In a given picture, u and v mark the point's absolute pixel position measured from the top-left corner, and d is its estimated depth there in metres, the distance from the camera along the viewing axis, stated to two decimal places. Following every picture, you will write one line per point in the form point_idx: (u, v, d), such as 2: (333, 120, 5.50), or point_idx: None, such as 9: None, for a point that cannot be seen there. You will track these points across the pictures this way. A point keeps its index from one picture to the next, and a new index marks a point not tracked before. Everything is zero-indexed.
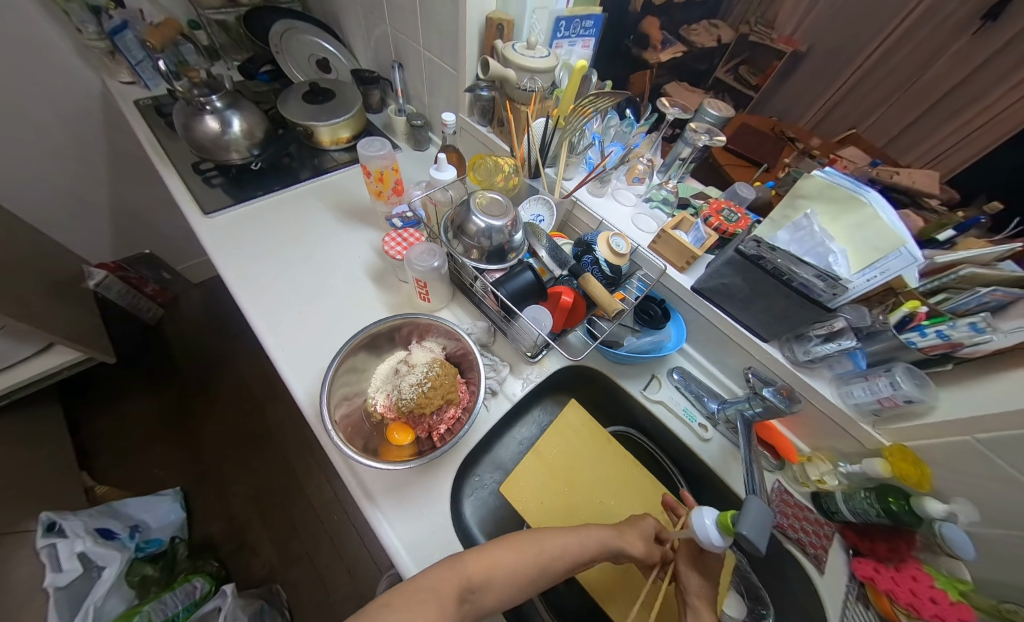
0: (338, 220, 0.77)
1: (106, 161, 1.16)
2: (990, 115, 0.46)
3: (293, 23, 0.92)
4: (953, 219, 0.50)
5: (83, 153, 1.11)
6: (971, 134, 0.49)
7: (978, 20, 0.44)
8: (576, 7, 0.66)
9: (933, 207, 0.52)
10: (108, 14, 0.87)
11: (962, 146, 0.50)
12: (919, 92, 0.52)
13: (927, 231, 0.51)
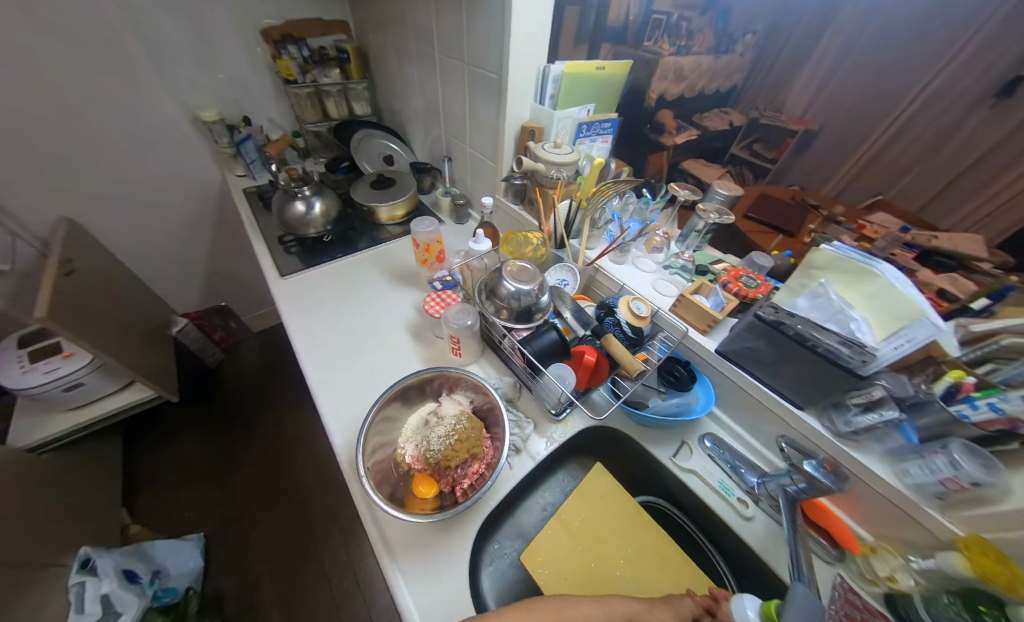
0: (387, 282, 0.88)
1: (210, 232, 1.42)
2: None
3: (369, 131, 1.18)
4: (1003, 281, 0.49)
5: (195, 227, 1.38)
6: (1011, 197, 0.49)
7: (991, 99, 0.47)
8: (595, 115, 0.81)
9: (986, 270, 0.51)
10: (239, 131, 1.17)
11: (1003, 211, 0.51)
12: (942, 163, 0.54)
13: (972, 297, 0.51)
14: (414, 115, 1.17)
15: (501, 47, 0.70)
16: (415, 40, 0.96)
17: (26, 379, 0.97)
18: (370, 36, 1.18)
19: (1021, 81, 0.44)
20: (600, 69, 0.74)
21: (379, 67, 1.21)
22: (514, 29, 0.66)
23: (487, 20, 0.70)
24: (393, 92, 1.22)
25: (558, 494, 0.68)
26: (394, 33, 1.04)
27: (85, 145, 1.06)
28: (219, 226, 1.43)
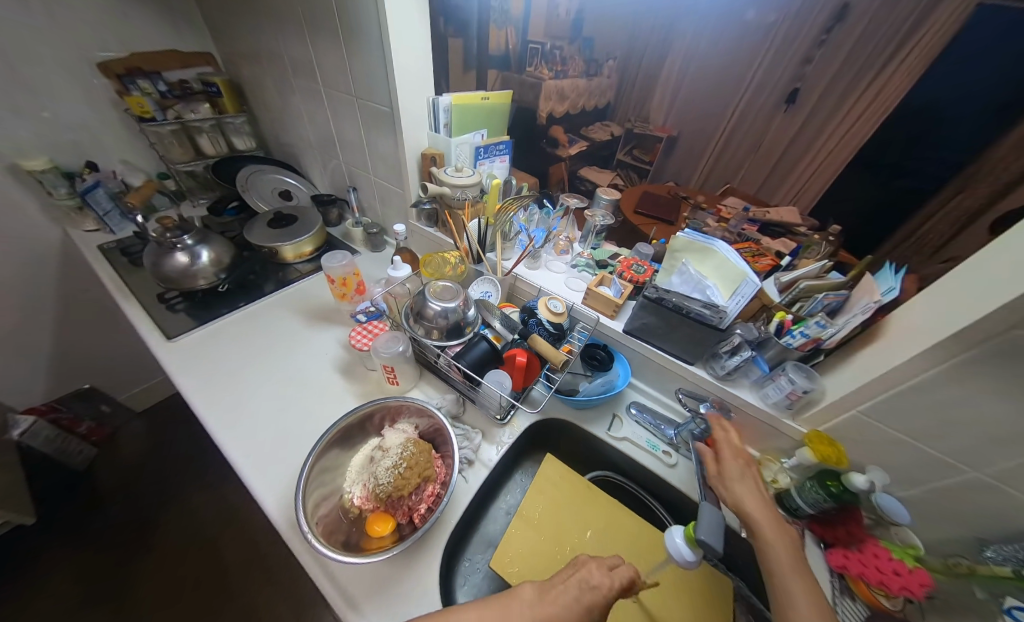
0: (304, 324, 0.83)
1: (54, 301, 1.15)
2: (811, 163, 0.76)
3: (257, 167, 1.10)
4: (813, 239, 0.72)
5: (30, 299, 1.10)
6: (806, 175, 0.78)
7: (783, 108, 0.74)
8: (489, 138, 0.89)
9: (803, 232, 0.75)
10: (81, 179, 0.98)
11: (804, 185, 0.79)
12: (764, 154, 0.81)
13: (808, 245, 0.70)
14: (308, 147, 1.12)
15: (388, 82, 0.73)
16: (295, 73, 0.94)
17: None
18: (242, 67, 1.10)
19: (795, 94, 0.71)
20: (486, 100, 0.82)
21: (259, 99, 1.14)
22: (397, 66, 0.70)
23: (369, 56, 0.72)
24: (280, 125, 1.15)
25: (519, 493, 0.72)
26: (270, 66, 1.00)
27: None
28: (67, 293, 1.16)
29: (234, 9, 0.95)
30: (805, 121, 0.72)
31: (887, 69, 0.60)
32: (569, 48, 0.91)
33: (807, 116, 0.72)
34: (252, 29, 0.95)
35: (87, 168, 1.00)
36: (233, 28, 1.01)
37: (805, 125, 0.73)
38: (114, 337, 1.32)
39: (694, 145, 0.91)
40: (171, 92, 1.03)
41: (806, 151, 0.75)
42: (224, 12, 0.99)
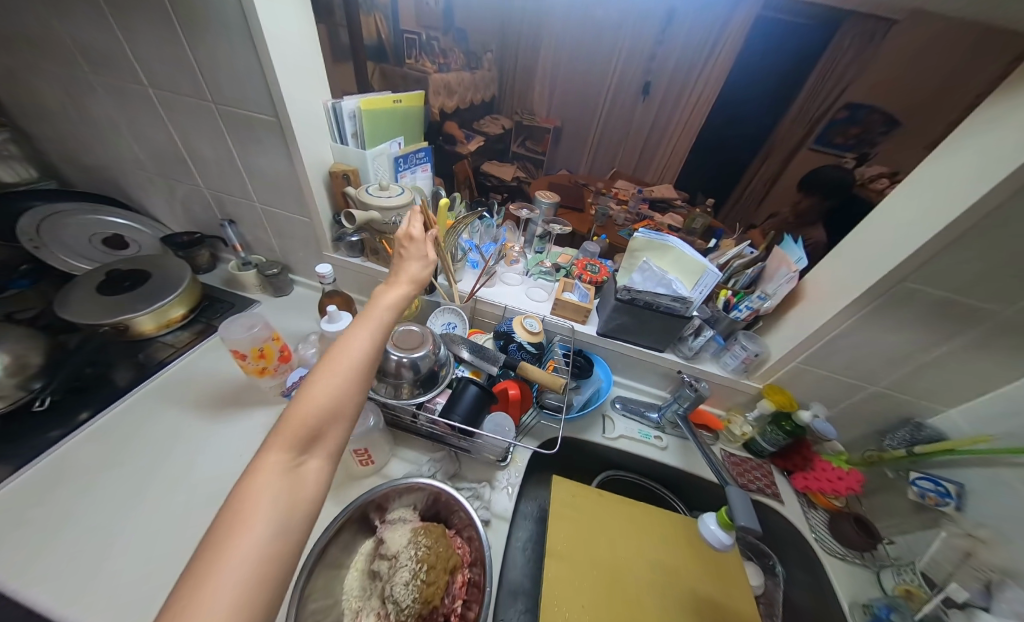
0: (204, 417, 0.60)
1: None
2: (673, 145, 0.82)
3: (52, 207, 0.74)
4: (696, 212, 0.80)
5: None
6: (670, 154, 0.84)
7: (640, 96, 0.80)
8: (407, 147, 0.77)
9: (680, 205, 0.83)
10: None
11: (670, 161, 0.85)
12: (633, 139, 0.86)
13: (687, 222, 0.80)
14: (138, 169, 0.80)
15: (269, 85, 0.56)
16: (98, 69, 0.65)
17: None
18: None
19: (648, 85, 0.78)
20: (398, 103, 0.70)
21: (29, 108, 0.77)
22: (281, 65, 0.54)
23: (233, 49, 0.54)
24: (78, 139, 0.79)
25: (528, 523, 0.67)
26: (42, 55, 0.67)
27: None
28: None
29: None
30: (659, 109, 0.79)
31: (704, 68, 0.71)
32: (446, 40, 0.87)
33: (659, 106, 0.79)
34: None
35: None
36: None
37: (659, 113, 0.80)
38: None
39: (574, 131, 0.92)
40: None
41: (666, 135, 0.82)
42: None
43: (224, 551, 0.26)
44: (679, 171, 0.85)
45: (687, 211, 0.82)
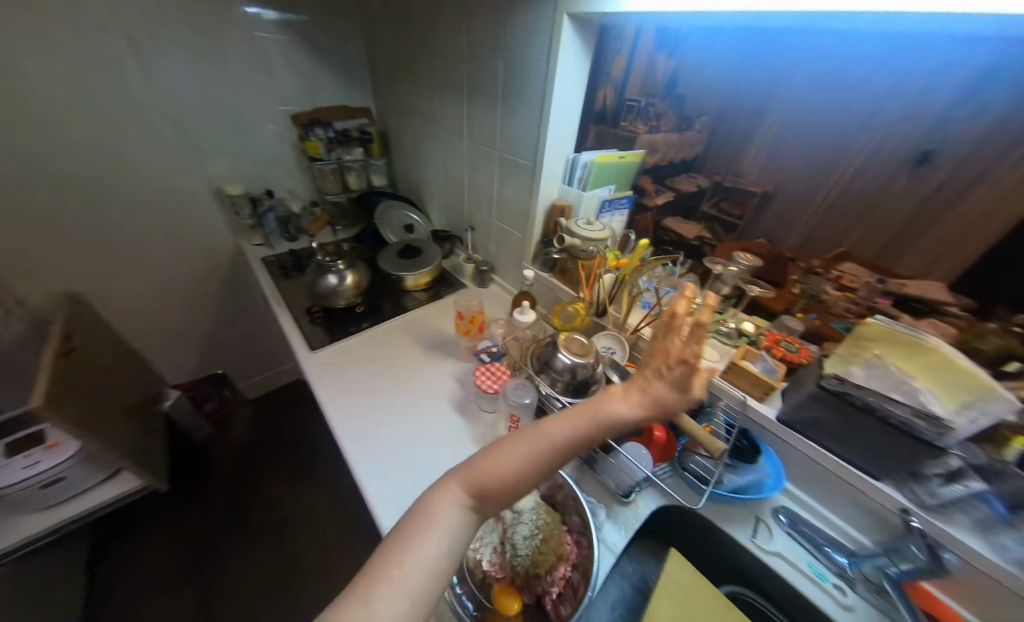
0: (422, 352, 0.86)
1: (215, 300, 1.34)
2: (965, 232, 0.51)
3: (389, 202, 1.24)
4: (990, 328, 0.51)
5: (198, 296, 1.29)
6: (955, 247, 0.53)
7: (913, 165, 0.53)
8: (615, 193, 0.89)
9: (957, 314, 0.54)
10: (262, 203, 1.17)
11: (951, 257, 0.54)
12: (882, 220, 0.59)
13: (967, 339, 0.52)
14: (435, 187, 1.23)
15: (538, 142, 0.77)
16: (443, 128, 1.04)
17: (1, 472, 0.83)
18: (394, 119, 1.26)
19: (932, 151, 0.51)
20: (623, 158, 0.83)
21: (401, 146, 1.30)
22: (549, 129, 0.75)
23: (525, 118, 0.78)
24: (414, 167, 1.28)
25: (624, 585, 0.61)
26: (420, 120, 1.13)
27: (102, 224, 1.02)
28: (223, 294, 1.34)
29: (400, 73, 1.10)
30: (946, 182, 0.51)
31: None
32: (663, 104, 0.81)
33: (950, 178, 0.50)
34: (412, 90, 1.09)
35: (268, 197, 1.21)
36: (395, 88, 1.17)
37: (946, 188, 0.51)
38: (248, 336, 1.50)
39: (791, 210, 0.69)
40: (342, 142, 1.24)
41: (957, 217, 0.51)
42: (392, 74, 1.15)
43: (422, 530, 0.33)
44: (969, 271, 0.53)
45: (971, 326, 0.53)
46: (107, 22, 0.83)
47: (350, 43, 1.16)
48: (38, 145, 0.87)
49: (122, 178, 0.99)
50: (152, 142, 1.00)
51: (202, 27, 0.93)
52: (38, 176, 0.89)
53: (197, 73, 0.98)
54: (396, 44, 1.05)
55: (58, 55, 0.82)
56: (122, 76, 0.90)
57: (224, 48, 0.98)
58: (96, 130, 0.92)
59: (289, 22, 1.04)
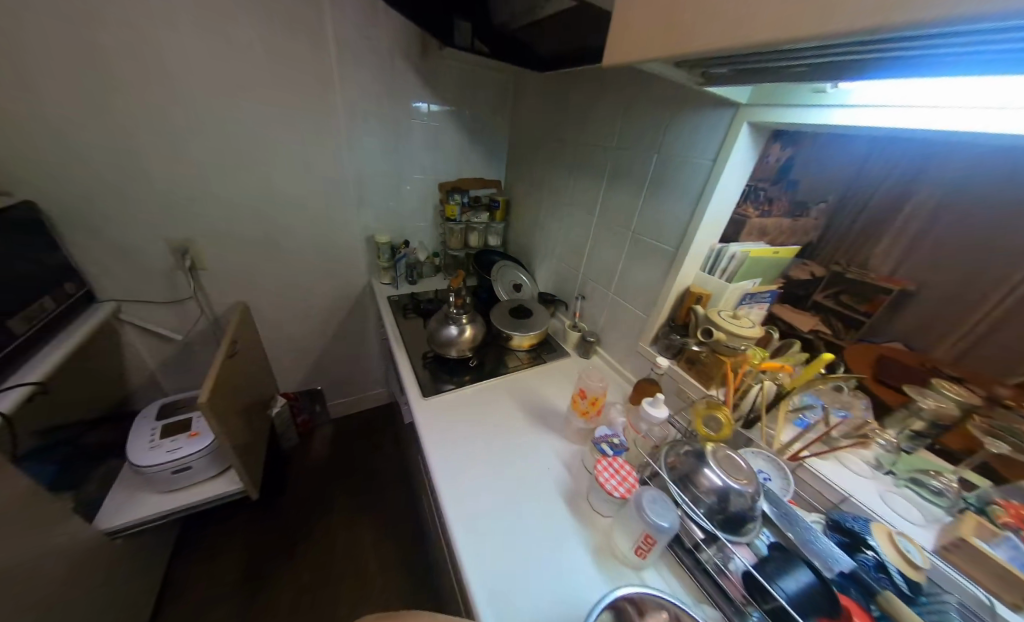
0: (527, 421, 0.82)
1: (336, 326, 1.50)
2: None
3: (505, 262, 1.33)
4: None
5: (325, 321, 1.46)
6: None
7: None
8: (759, 286, 0.79)
9: None
10: (399, 251, 1.34)
11: None
12: None
13: None
14: (548, 254, 1.29)
15: (686, 230, 0.76)
16: (572, 203, 1.12)
17: (148, 456, 0.91)
18: (520, 192, 1.41)
19: None
20: (778, 253, 0.74)
21: (522, 214, 1.41)
22: (698, 217, 0.73)
23: (674, 207, 0.78)
24: (531, 233, 1.37)
25: None
26: (547, 194, 1.24)
27: (282, 253, 1.24)
28: (344, 323, 1.50)
29: (538, 156, 1.25)
30: None
31: None
32: (775, 188, 0.73)
33: None
34: (546, 170, 1.22)
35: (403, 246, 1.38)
36: (529, 167, 1.32)
37: None
38: (352, 362, 1.63)
39: (931, 317, 0.60)
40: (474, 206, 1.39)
41: None
42: (529, 156, 1.31)
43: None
44: None
45: None
46: (341, 111, 1.10)
47: (497, 131, 1.38)
48: (267, 191, 1.12)
49: (308, 219, 1.22)
50: (337, 195, 1.23)
51: (398, 116, 1.19)
52: (258, 213, 1.14)
53: (385, 147, 1.22)
54: (541, 133, 1.21)
55: (304, 131, 1.09)
56: (337, 147, 1.15)
57: (409, 130, 1.23)
58: (305, 183, 1.16)
59: (459, 114, 1.28)
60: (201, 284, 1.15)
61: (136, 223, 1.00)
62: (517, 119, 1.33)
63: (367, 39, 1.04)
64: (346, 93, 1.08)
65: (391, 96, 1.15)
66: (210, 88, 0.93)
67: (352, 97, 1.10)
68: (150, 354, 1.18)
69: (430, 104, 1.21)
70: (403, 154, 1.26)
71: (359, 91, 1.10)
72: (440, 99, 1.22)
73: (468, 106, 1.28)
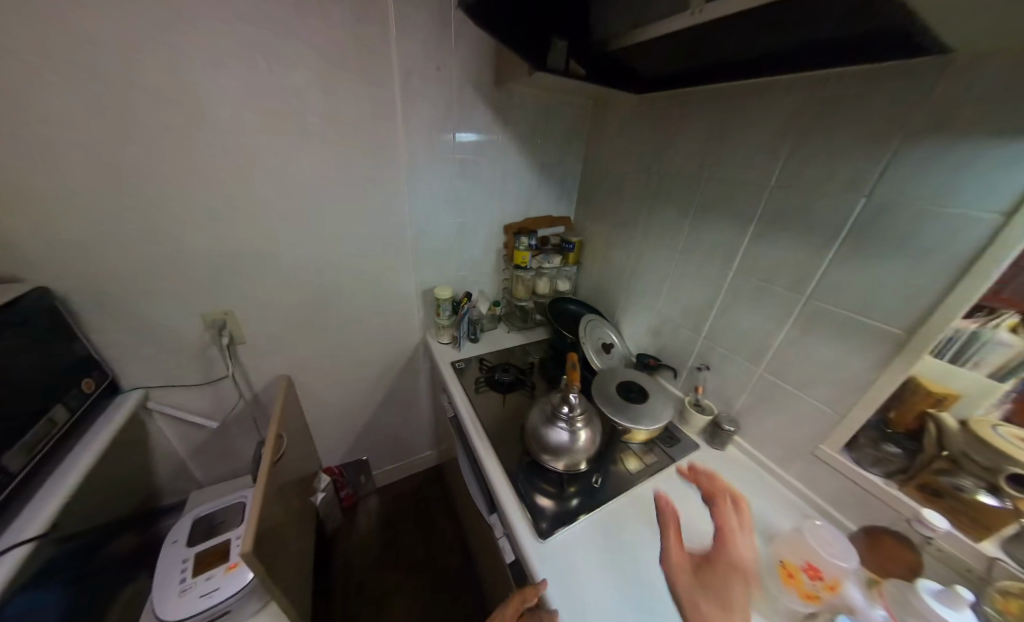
0: (695, 578, 0.58)
1: (386, 391, 1.29)
2: None
3: (592, 316, 1.09)
4: None
5: (374, 386, 1.26)
6: None
7: None
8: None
9: None
10: (462, 307, 1.14)
11: None
12: None
13: None
14: (643, 306, 1.07)
15: (944, 303, 0.51)
16: (685, 252, 0.89)
17: (178, 604, 0.73)
18: (597, 230, 1.20)
19: None
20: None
21: (602, 255, 1.20)
22: (943, 236, 0.50)
23: (914, 278, 0.53)
24: (615, 278, 1.15)
25: None
26: (643, 237, 1.01)
27: (330, 316, 1.05)
28: (393, 386, 1.29)
29: (629, 192, 1.04)
30: None
31: None
32: None
33: None
34: (641, 209, 1.01)
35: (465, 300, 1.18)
36: (613, 204, 1.11)
37: None
38: (401, 426, 1.42)
39: None
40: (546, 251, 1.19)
41: None
42: (613, 192, 1.10)
43: None
44: None
45: None
46: (403, 154, 0.93)
47: (570, 163, 1.19)
48: (318, 250, 0.95)
49: (361, 277, 1.04)
50: (394, 248, 1.05)
51: (465, 152, 1.00)
52: (306, 274, 0.97)
53: (448, 190, 1.04)
54: (634, 166, 1.00)
55: (361, 180, 0.91)
56: (396, 195, 0.98)
57: (475, 169, 1.04)
58: (360, 237, 0.99)
59: (530, 147, 1.09)
60: (239, 359, 0.97)
61: (169, 298, 0.83)
62: (596, 148, 1.14)
63: (436, 69, 0.87)
64: (409, 132, 0.91)
65: (459, 132, 0.97)
66: (257, 137, 0.77)
67: (416, 137, 0.92)
68: (182, 442, 1.00)
69: (500, 138, 1.03)
70: (468, 197, 1.08)
71: (424, 130, 0.92)
72: (510, 132, 1.04)
73: (540, 137, 1.09)
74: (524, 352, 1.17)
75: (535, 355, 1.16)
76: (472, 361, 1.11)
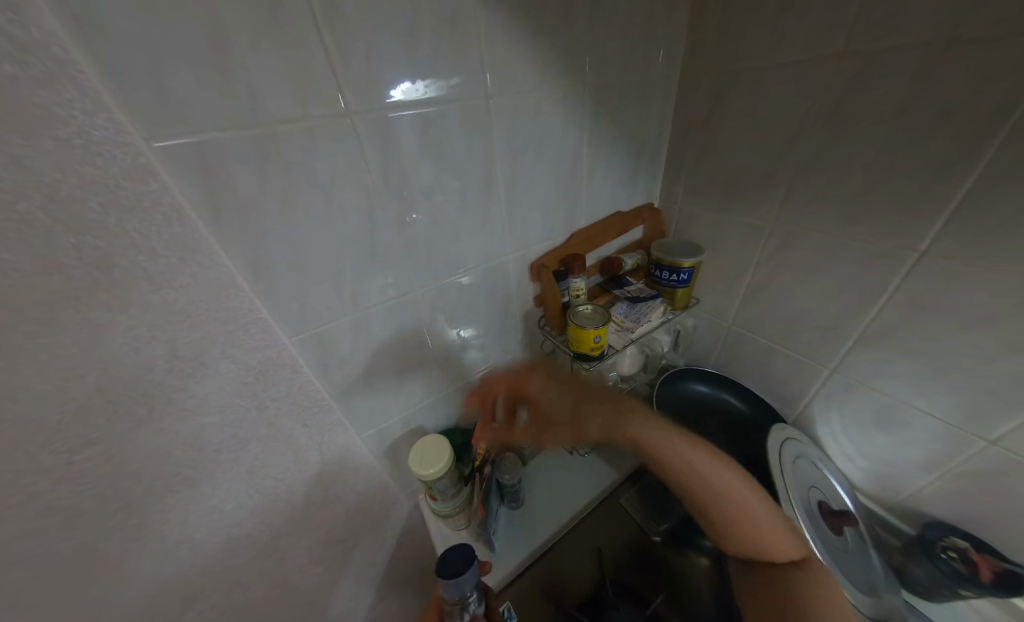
0: None
1: (386, 593, 0.72)
2: None
3: (787, 430, 0.52)
4: None
5: (361, 601, 0.68)
6: None
7: None
8: None
9: None
10: (480, 469, 0.54)
11: None
12: None
13: None
14: (914, 411, 0.43)
15: None
16: None
17: None
18: (736, 230, 0.53)
19: None
20: None
21: (756, 283, 0.54)
22: None
23: None
24: (804, 337, 0.51)
25: None
26: (959, 248, 0.34)
27: (199, 583, 0.45)
28: (388, 589, 0.72)
29: (893, 120, 0.35)
30: None
31: None
32: None
33: None
34: (954, 166, 0.33)
35: (482, 443, 0.55)
36: (807, 164, 0.43)
37: None
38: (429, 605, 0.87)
39: None
40: (632, 301, 0.55)
41: None
42: (803, 131, 0.42)
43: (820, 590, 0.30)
44: None
45: None
46: (163, 151, 0.25)
47: (655, 85, 0.50)
48: (15, 519, 0.30)
49: (219, 496, 0.41)
50: (280, 407, 0.40)
51: (391, 102, 0.32)
52: (29, 578, 0.33)
53: (377, 227, 0.37)
54: (937, 25, 0.31)
55: (24, 287, 0.24)
56: (213, 290, 0.31)
57: (434, 151, 0.37)
58: (155, 429, 0.34)
59: (565, 61, 0.40)
60: None
61: None
62: (728, 21, 0.44)
63: None
64: (142, 55, 0.22)
65: (351, 35, 0.28)
66: None
67: (187, 77, 0.24)
68: None
69: (483, 42, 0.34)
70: (432, 230, 0.41)
71: (206, 37, 0.24)
72: (508, 18, 0.35)
73: (587, 26, 0.39)
74: (629, 529, 0.54)
75: (654, 530, 0.54)
76: (533, 601, 0.47)
